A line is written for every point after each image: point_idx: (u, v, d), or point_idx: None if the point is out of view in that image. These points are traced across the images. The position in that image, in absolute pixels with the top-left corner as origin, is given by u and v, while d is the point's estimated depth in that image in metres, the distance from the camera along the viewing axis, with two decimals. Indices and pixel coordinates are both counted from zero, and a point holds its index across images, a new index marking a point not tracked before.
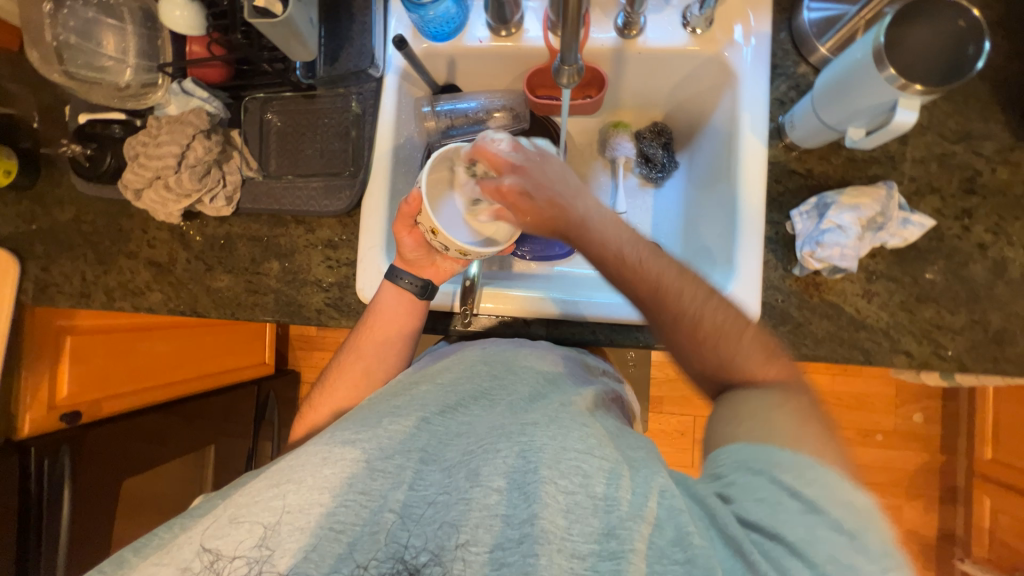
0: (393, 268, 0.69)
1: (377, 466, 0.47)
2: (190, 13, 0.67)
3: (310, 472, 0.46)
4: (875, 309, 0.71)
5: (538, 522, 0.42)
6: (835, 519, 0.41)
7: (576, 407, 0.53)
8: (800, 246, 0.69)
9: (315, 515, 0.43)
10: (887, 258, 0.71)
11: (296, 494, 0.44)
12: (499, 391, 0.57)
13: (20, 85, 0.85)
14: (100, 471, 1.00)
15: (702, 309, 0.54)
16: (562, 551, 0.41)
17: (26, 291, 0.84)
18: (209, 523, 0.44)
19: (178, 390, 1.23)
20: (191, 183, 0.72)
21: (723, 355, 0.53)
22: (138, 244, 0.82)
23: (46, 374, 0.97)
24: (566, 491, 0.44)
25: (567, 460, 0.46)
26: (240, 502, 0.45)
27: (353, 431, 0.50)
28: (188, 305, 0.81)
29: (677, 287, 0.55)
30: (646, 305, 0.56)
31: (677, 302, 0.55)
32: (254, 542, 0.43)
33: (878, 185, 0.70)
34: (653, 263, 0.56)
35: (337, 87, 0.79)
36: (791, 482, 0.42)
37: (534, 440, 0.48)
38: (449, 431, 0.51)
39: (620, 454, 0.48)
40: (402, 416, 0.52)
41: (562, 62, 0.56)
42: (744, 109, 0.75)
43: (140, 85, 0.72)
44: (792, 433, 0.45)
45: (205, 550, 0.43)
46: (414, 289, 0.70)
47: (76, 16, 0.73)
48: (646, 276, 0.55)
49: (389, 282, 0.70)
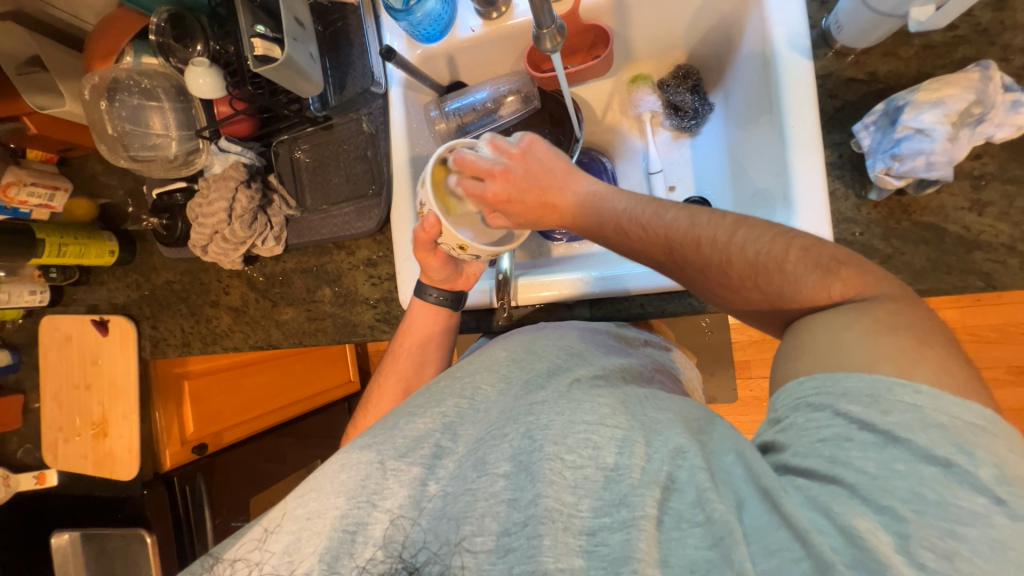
0: (420, 284, 0.71)
1: (389, 465, 0.47)
2: (213, 79, 0.73)
3: (328, 478, 0.48)
4: (990, 221, 0.58)
5: (541, 501, 0.42)
6: (923, 448, 0.36)
7: (589, 383, 0.52)
8: (871, 165, 0.58)
9: (331, 518, 0.45)
10: (998, 154, 0.58)
11: (316, 500, 0.46)
12: (516, 371, 0.56)
13: (109, 175, 1.00)
14: (226, 490, 1.18)
15: (727, 256, 0.51)
16: (568, 530, 0.41)
17: (144, 347, 0.99)
18: (246, 537, 0.47)
19: (282, 415, 1.37)
20: (243, 231, 0.79)
21: (768, 295, 0.50)
22: (217, 293, 0.93)
23: (176, 415, 1.12)
24: (574, 466, 0.44)
25: (575, 433, 0.45)
26: (272, 514, 0.48)
27: (371, 435, 0.51)
28: (264, 339, 0.90)
29: (689, 238, 0.53)
30: (672, 267, 0.56)
31: (695, 252, 0.52)
32: (264, 547, 0.45)
33: (968, 69, 0.56)
34: (657, 223, 0.54)
35: (350, 112, 0.82)
36: (862, 413, 0.39)
37: (541, 418, 0.47)
38: (464, 420, 0.52)
39: (633, 421, 0.47)
40: (419, 415, 0.52)
41: (539, 27, 0.52)
42: (775, 23, 0.65)
43: (186, 153, 0.81)
44: (864, 358, 0.41)
45: (209, 556, 0.47)
46: (444, 302, 0.72)
47: (126, 106, 0.82)
48: (655, 238, 0.55)
49: (418, 299, 0.72)
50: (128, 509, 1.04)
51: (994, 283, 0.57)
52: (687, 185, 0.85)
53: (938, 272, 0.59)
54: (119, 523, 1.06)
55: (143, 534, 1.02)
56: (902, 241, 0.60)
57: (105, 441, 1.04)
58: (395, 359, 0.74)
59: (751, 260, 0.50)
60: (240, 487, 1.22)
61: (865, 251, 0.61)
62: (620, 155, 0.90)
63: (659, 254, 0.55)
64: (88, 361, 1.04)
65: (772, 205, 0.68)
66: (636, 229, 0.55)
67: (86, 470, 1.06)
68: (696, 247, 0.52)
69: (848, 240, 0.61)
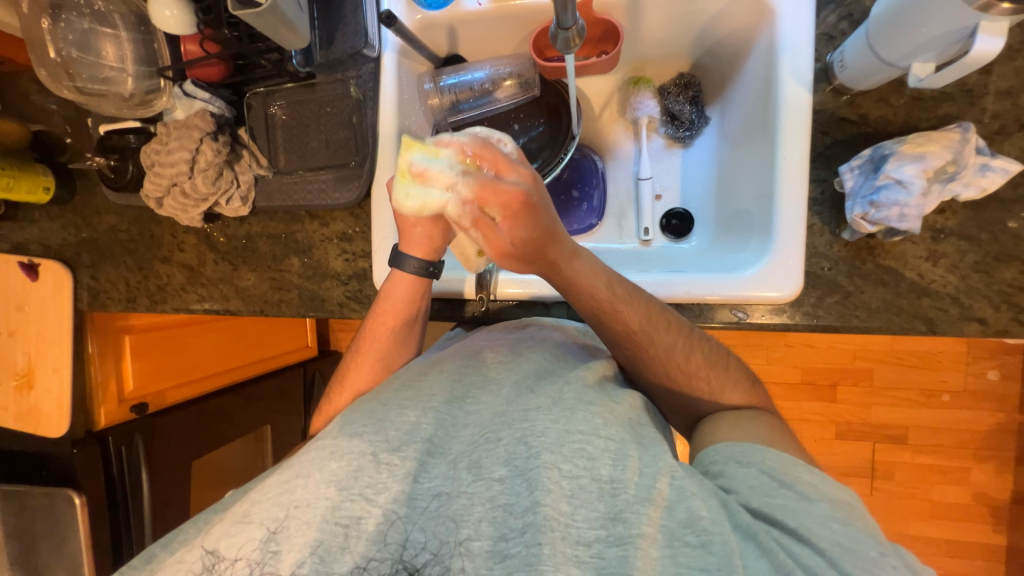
0: (397, 252, 0.65)
1: (383, 459, 0.47)
2: (180, 13, 0.65)
3: (317, 467, 0.47)
4: (942, 272, 0.62)
5: (541, 510, 0.43)
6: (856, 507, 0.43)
7: (577, 386, 0.53)
8: (850, 207, 0.60)
9: (321, 510, 0.44)
10: (959, 212, 0.62)
11: (303, 488, 0.45)
12: (504, 373, 0.55)
13: (47, 100, 0.88)
14: (170, 449, 1.09)
15: (691, 350, 0.59)
16: (566, 539, 0.42)
17: (82, 299, 0.90)
18: (220, 525, 0.46)
19: (233, 376, 1.28)
20: (205, 187, 0.73)
21: (709, 389, 0.59)
22: (170, 248, 0.85)
23: (113, 370, 1.04)
24: (570, 475, 0.45)
25: (571, 443, 0.46)
26: (254, 498, 0.46)
27: (360, 424, 0.50)
28: (220, 302, 0.84)
29: (664, 320, 0.59)
30: (634, 337, 0.59)
31: (663, 338, 0.59)
32: (257, 544, 0.44)
33: (949, 129, 0.59)
34: (633, 303, 0.59)
35: (336, 72, 0.76)
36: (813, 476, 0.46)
37: (535, 425, 0.48)
38: (456, 424, 0.51)
39: (625, 434, 0.48)
40: (409, 408, 0.51)
41: (559, 26, 0.49)
42: (783, 49, 0.65)
43: (144, 92, 0.73)
44: None
45: (207, 553, 0.45)
46: (420, 272, 0.66)
47: (74, 29, 0.73)
48: (624, 316, 0.58)
49: (396, 270, 0.67)
50: (54, 466, 0.97)
51: (936, 329, 0.62)
52: (673, 195, 0.86)
53: (890, 314, 0.63)
54: (45, 482, 0.99)
55: (72, 495, 0.95)
56: (864, 281, 0.63)
57: (31, 395, 0.97)
58: (370, 337, 0.68)
59: (707, 359, 0.60)
60: (185, 449, 1.13)
61: (830, 286, 0.64)
62: (612, 156, 0.89)
63: (631, 323, 0.58)
64: (14, 307, 0.95)
65: (753, 229, 0.70)
66: (616, 291, 0.59)
67: (8, 423, 0.99)
68: (668, 332, 0.59)
69: (817, 274, 0.65)
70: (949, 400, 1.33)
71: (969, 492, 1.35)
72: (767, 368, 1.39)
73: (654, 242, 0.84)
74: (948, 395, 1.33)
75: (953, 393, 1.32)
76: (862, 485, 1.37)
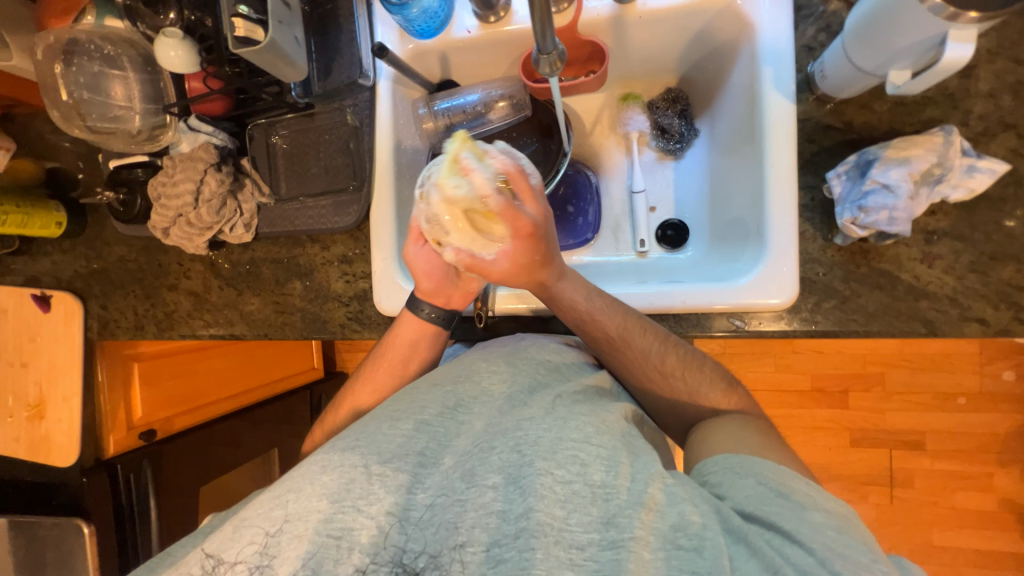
0: (413, 299, 0.68)
1: (375, 470, 0.47)
2: (184, 52, 0.68)
3: (309, 480, 0.47)
4: (938, 274, 0.62)
5: (534, 515, 0.43)
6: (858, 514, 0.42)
7: (572, 399, 0.53)
8: (839, 212, 0.61)
9: (314, 522, 0.45)
10: (951, 213, 0.62)
11: (296, 501, 0.46)
12: (499, 384, 0.55)
13: (61, 138, 0.92)
14: (179, 475, 1.10)
15: (666, 353, 0.61)
16: (559, 543, 0.42)
17: (92, 328, 0.93)
18: (218, 534, 0.46)
19: (239, 400, 1.29)
20: (209, 217, 0.75)
21: (686, 388, 0.61)
22: (177, 276, 0.88)
23: (122, 398, 1.05)
24: (563, 481, 0.45)
25: (563, 450, 0.46)
26: (247, 511, 0.47)
27: (353, 438, 0.51)
28: (225, 327, 0.85)
29: (638, 329, 0.60)
30: (614, 346, 0.61)
31: (639, 344, 0.60)
32: (255, 549, 0.44)
33: (932, 132, 0.60)
34: (612, 316, 0.61)
35: (333, 102, 0.79)
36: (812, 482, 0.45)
37: (529, 433, 0.48)
38: (449, 433, 0.51)
39: (617, 441, 0.48)
40: (402, 423, 0.52)
41: (539, 51, 0.51)
42: (764, 62, 0.67)
43: (151, 128, 0.76)
44: None
45: (207, 557, 0.45)
46: (437, 320, 0.68)
47: (85, 72, 0.77)
48: (605, 327, 0.61)
49: (410, 314, 0.69)
50: (63, 495, 0.98)
51: (936, 330, 0.62)
52: (667, 207, 0.87)
53: (888, 316, 0.63)
54: (55, 512, 0.99)
55: (81, 524, 0.95)
56: (860, 285, 0.63)
57: (42, 424, 0.98)
58: (378, 366, 0.69)
59: (680, 359, 0.61)
60: (193, 474, 1.13)
61: (826, 291, 0.64)
62: (606, 170, 0.90)
63: (610, 334, 0.60)
64: (25, 338, 0.97)
65: (746, 237, 0.70)
66: (596, 301, 0.61)
67: (19, 454, 1.00)
68: (643, 339, 0.60)
69: (812, 279, 0.65)
70: (966, 403, 1.30)
71: (993, 498, 1.31)
72: (775, 376, 1.38)
73: (651, 253, 0.85)
74: (964, 398, 1.30)
75: (969, 395, 1.29)
76: (881, 493, 1.33)
